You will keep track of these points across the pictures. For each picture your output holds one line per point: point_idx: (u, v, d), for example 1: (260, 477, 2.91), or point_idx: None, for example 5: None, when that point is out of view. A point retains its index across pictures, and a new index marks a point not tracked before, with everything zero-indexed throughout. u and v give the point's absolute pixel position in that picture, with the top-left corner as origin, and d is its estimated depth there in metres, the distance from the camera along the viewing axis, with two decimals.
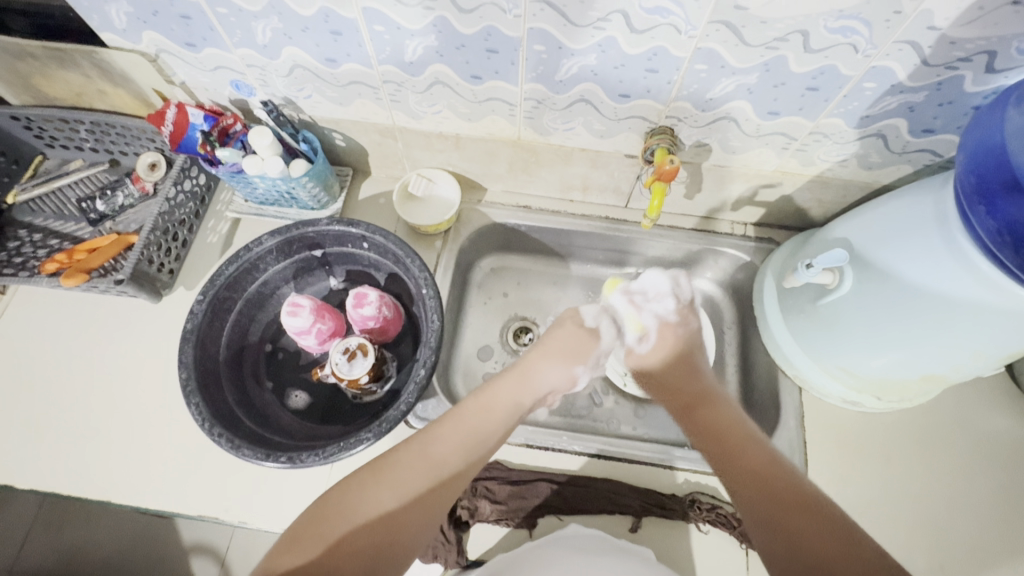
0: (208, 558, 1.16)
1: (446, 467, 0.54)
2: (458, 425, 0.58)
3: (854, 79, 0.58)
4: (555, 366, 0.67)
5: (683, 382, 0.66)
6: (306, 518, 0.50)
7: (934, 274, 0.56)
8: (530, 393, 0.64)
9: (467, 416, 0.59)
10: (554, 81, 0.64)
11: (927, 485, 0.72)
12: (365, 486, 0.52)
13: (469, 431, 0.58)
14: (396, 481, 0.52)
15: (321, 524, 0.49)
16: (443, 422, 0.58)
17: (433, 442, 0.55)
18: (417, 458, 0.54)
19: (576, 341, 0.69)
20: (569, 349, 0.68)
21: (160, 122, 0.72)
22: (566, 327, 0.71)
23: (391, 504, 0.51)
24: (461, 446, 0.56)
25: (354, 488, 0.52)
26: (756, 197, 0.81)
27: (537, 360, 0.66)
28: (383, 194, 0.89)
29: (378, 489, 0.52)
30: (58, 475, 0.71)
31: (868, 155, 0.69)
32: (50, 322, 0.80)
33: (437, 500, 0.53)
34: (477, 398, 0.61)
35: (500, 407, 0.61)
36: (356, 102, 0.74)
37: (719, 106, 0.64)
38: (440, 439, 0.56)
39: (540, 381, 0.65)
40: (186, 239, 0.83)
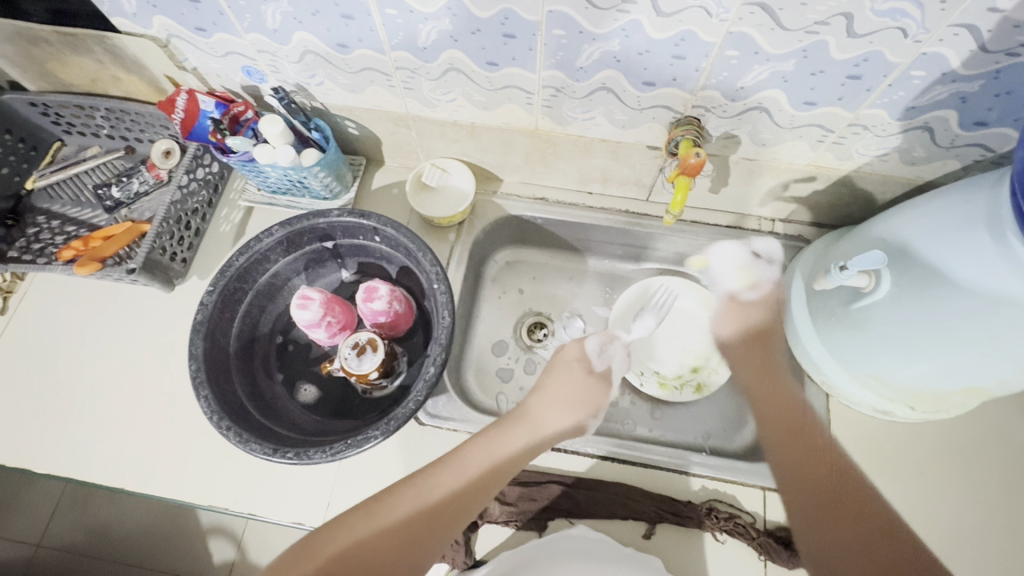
0: (225, 540, 1.18)
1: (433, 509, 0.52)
2: (456, 467, 0.55)
3: (901, 67, 0.53)
4: (559, 416, 0.64)
5: (760, 369, 0.71)
6: (292, 548, 0.50)
7: (981, 275, 0.52)
8: (535, 441, 0.61)
9: (463, 460, 0.56)
10: (574, 68, 0.61)
11: (962, 504, 0.68)
12: (353, 520, 0.51)
13: (463, 477, 0.55)
14: (381, 518, 0.51)
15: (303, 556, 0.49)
16: (441, 464, 0.56)
17: (424, 483, 0.54)
18: (409, 497, 0.53)
19: (583, 387, 0.67)
20: (575, 397, 0.66)
21: (169, 109, 0.69)
22: (572, 371, 0.68)
23: (370, 539, 0.50)
24: (454, 488, 0.54)
25: (340, 523, 0.51)
26: (786, 192, 0.77)
27: (542, 406, 0.64)
28: (397, 185, 0.87)
29: (363, 526, 0.50)
30: (73, 462, 0.72)
31: (911, 150, 0.64)
32: (67, 309, 0.81)
33: (421, 542, 0.51)
34: (479, 440, 0.58)
35: (500, 451, 0.58)
36: (368, 89, 0.71)
37: (750, 95, 0.60)
38: (435, 480, 0.54)
39: (545, 431, 0.62)
40: (199, 228, 0.82)
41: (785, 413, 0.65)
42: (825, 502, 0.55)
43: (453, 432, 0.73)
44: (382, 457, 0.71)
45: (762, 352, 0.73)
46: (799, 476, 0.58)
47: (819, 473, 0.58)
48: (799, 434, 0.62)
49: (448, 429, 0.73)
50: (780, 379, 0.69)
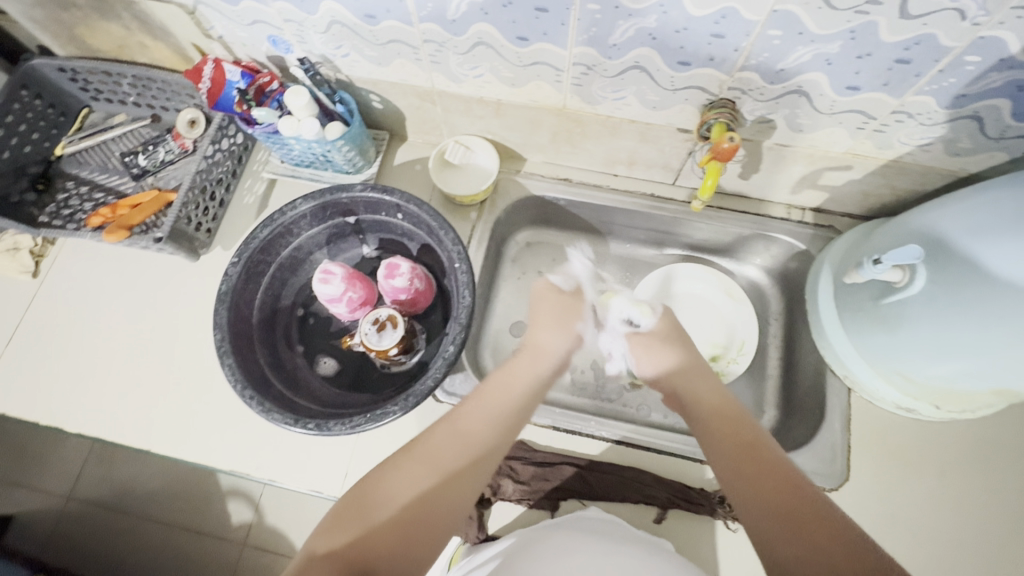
0: (243, 502, 1.22)
1: (472, 445, 0.53)
2: (480, 401, 0.57)
3: (955, 51, 0.50)
4: (556, 333, 0.69)
5: (695, 378, 0.63)
6: (336, 506, 0.47)
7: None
8: (546, 367, 0.65)
9: (486, 394, 0.58)
10: (606, 46, 0.59)
11: (982, 506, 0.67)
12: (394, 471, 0.49)
13: (492, 409, 0.56)
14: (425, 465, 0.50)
15: (359, 509, 0.46)
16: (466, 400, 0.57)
17: (460, 421, 0.54)
18: (448, 436, 0.53)
19: (562, 307, 0.72)
20: (560, 316, 0.71)
21: (197, 78, 0.70)
22: (549, 298, 0.73)
23: (426, 484, 0.49)
24: (485, 424, 0.55)
25: (379, 474, 0.49)
26: (819, 181, 0.75)
27: (538, 333, 0.69)
28: (420, 161, 0.87)
29: (405, 473, 0.49)
30: (102, 422, 0.74)
31: (957, 140, 0.61)
32: (95, 274, 0.83)
33: (476, 475, 0.52)
34: (495, 377, 0.61)
35: (517, 386, 0.60)
36: (395, 62, 0.70)
37: (790, 78, 0.58)
38: (468, 417, 0.55)
39: (552, 351, 0.67)
40: (224, 199, 0.83)
41: (723, 425, 0.55)
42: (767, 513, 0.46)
43: None
44: (398, 432, 0.73)
45: (695, 369, 0.64)
46: (740, 478, 0.50)
47: (764, 483, 0.48)
48: (740, 440, 0.53)
49: None
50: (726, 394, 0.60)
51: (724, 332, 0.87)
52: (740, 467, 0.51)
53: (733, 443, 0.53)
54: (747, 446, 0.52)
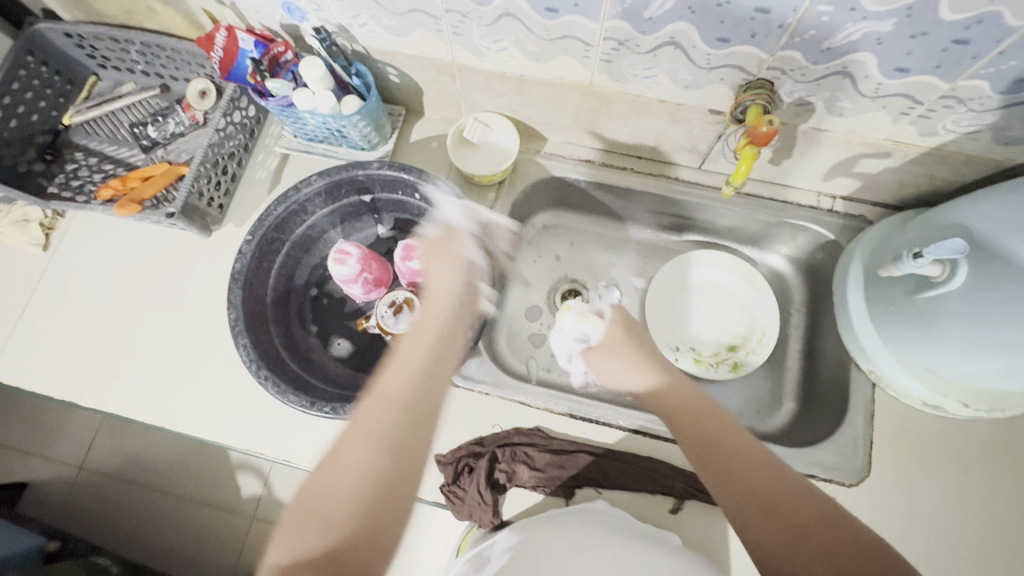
0: (253, 476, 1.23)
1: (408, 405, 0.51)
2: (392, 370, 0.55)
3: (1020, 32, 0.47)
4: (445, 266, 0.65)
5: (675, 387, 0.59)
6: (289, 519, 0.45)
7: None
8: (436, 306, 0.62)
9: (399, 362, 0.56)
10: (641, 19, 0.56)
11: (1004, 505, 0.66)
12: (333, 464, 0.47)
13: (410, 364, 0.55)
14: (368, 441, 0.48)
15: (315, 511, 0.45)
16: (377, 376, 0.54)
17: (380, 393, 0.52)
18: (374, 410, 0.50)
19: (445, 245, 0.66)
20: (439, 248, 0.66)
21: (209, 47, 0.67)
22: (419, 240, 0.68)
23: (368, 461, 0.47)
24: (415, 383, 0.54)
25: (320, 473, 0.47)
26: (854, 168, 0.72)
27: (433, 263, 0.65)
28: (437, 138, 0.84)
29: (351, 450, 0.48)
30: (116, 398, 0.74)
31: (1008, 128, 0.58)
32: (106, 248, 0.81)
33: (416, 431, 0.50)
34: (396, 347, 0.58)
35: (434, 342, 0.60)
36: (415, 33, 0.67)
37: (835, 58, 0.54)
38: (387, 385, 0.53)
39: (445, 279, 0.64)
40: (235, 173, 0.81)
41: (709, 430, 0.52)
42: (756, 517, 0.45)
43: (485, 396, 0.73)
44: None
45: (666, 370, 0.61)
46: (731, 485, 0.48)
47: (745, 487, 0.47)
48: (715, 441, 0.51)
49: (480, 392, 0.73)
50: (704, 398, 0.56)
51: (744, 322, 0.85)
52: (720, 472, 0.49)
53: (707, 443, 0.51)
54: (720, 446, 0.50)
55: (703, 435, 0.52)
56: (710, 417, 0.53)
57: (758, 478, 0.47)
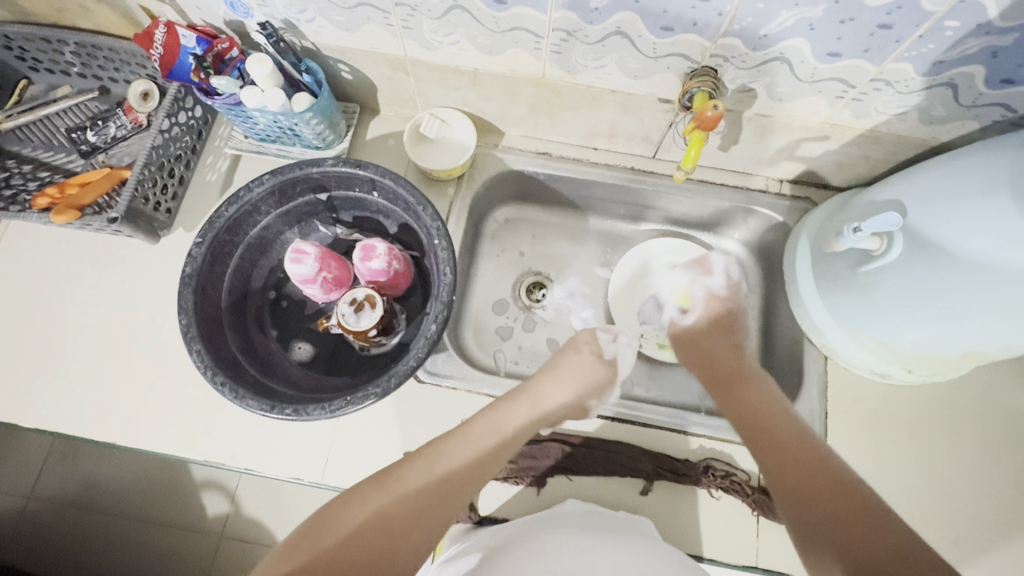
0: (219, 493, 1.17)
1: (389, 519, 0.48)
2: (458, 438, 0.56)
3: (935, 16, 0.50)
4: (565, 386, 0.66)
5: (728, 360, 0.70)
6: (314, 519, 0.48)
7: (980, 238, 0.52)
8: (539, 412, 0.63)
9: (439, 451, 0.54)
10: (587, 9, 0.57)
11: (950, 465, 0.69)
12: (363, 491, 0.50)
13: (452, 450, 0.54)
14: (395, 484, 0.50)
15: (338, 512, 0.48)
16: (449, 434, 0.56)
17: (400, 472, 0.52)
18: (420, 466, 0.52)
19: (591, 368, 0.70)
20: (581, 376, 0.68)
21: (148, 44, 0.66)
22: (581, 353, 0.71)
23: (378, 510, 0.48)
24: (429, 506, 0.50)
25: (363, 489, 0.50)
26: (797, 152, 0.75)
27: (546, 381, 0.66)
28: (393, 135, 0.83)
29: (381, 499, 0.49)
30: (63, 416, 0.70)
31: (932, 108, 0.62)
32: (44, 260, 0.77)
33: (422, 526, 0.49)
34: (483, 418, 0.59)
35: (475, 449, 0.55)
36: (364, 28, 0.66)
37: (772, 44, 0.57)
38: (410, 472, 0.52)
39: (549, 403, 0.64)
40: (183, 176, 0.78)
41: (761, 412, 0.61)
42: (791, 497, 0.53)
43: (453, 390, 0.73)
44: (378, 413, 0.71)
45: (729, 336, 0.74)
46: (774, 454, 0.57)
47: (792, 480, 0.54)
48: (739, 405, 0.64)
49: (447, 387, 0.73)
50: (774, 401, 0.63)
51: None
52: (763, 449, 0.58)
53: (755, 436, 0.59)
54: (767, 433, 0.59)
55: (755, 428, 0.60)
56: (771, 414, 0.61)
57: (798, 456, 0.55)
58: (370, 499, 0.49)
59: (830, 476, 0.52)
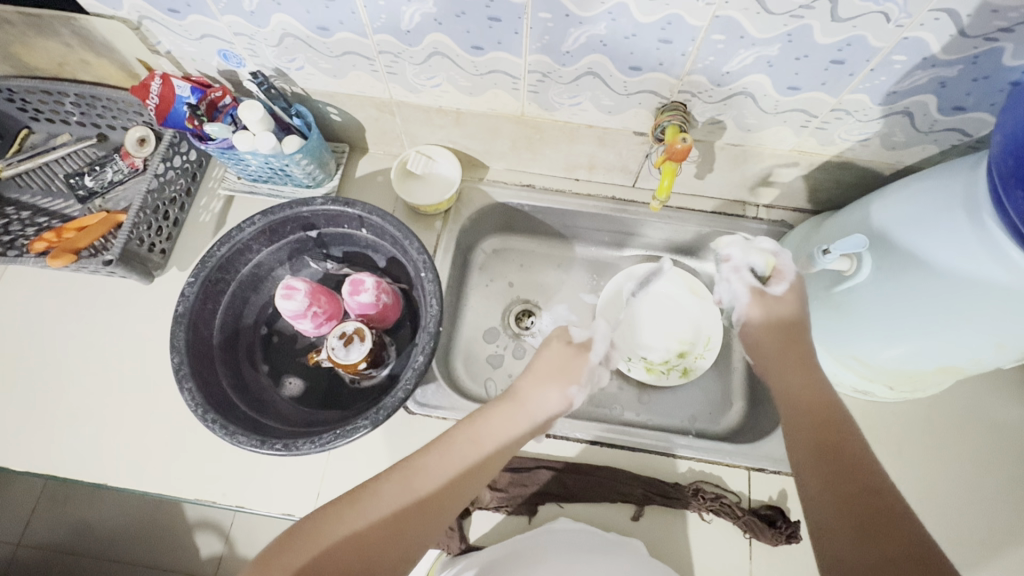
0: (213, 534, 1.16)
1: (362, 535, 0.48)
2: (441, 454, 0.54)
3: (883, 51, 0.54)
4: (546, 390, 0.62)
5: None
6: (293, 530, 0.49)
7: (943, 257, 0.54)
8: (525, 421, 0.60)
9: (420, 467, 0.53)
10: (559, 53, 0.61)
11: (940, 481, 0.70)
12: (342, 508, 0.50)
13: (433, 467, 0.53)
14: (373, 504, 0.50)
15: (316, 530, 0.48)
16: (431, 445, 0.55)
17: (378, 489, 0.51)
18: (398, 487, 0.51)
19: (563, 360, 0.64)
20: (556, 369, 0.63)
21: (144, 95, 0.69)
22: (553, 346, 0.66)
23: (356, 529, 0.49)
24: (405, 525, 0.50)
25: (340, 506, 0.50)
26: (770, 178, 0.78)
27: (531, 387, 0.62)
28: (382, 172, 0.86)
29: (357, 518, 0.49)
30: (55, 459, 0.70)
31: (892, 135, 0.66)
32: (40, 303, 0.79)
33: (400, 545, 0.49)
34: (466, 429, 0.57)
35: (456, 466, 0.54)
36: (351, 74, 0.70)
37: (735, 80, 0.60)
38: (388, 490, 0.51)
39: (533, 411, 0.60)
40: (178, 218, 0.81)
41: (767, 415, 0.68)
42: (843, 511, 0.44)
43: (443, 420, 0.73)
44: (368, 446, 0.71)
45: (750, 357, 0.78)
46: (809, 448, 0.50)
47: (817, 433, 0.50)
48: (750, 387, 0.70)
49: (437, 418, 0.73)
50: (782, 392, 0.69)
51: (688, 328, 0.85)
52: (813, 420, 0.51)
53: (808, 430, 0.51)
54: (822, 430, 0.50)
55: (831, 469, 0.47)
56: None
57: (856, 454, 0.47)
58: (347, 517, 0.49)
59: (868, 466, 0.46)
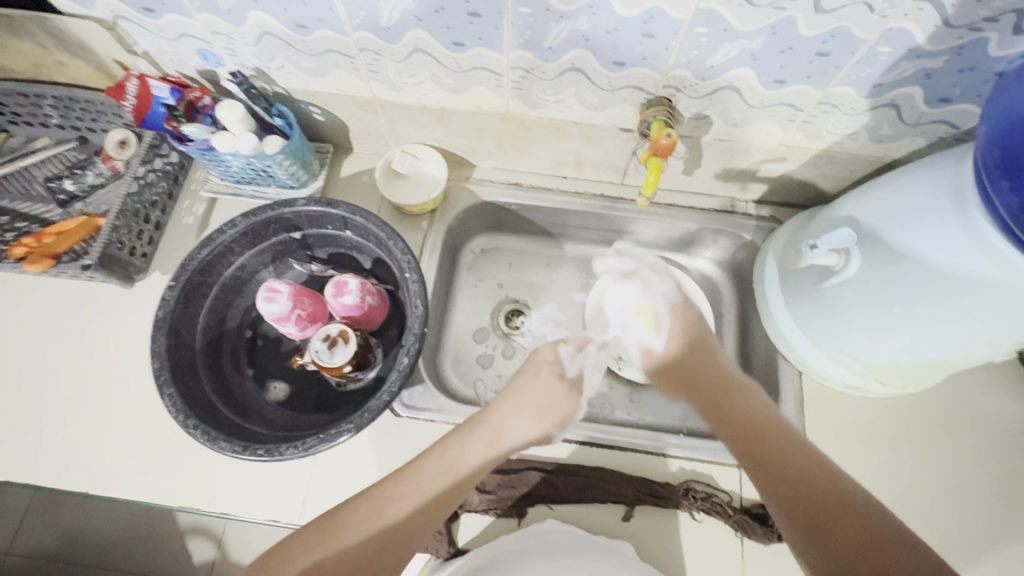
0: (205, 540, 1.14)
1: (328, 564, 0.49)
2: (412, 481, 0.54)
3: (868, 43, 0.53)
4: (527, 421, 0.62)
5: (707, 382, 0.65)
6: (265, 557, 0.51)
7: (931, 251, 0.53)
8: (501, 447, 0.59)
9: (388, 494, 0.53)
10: (542, 49, 0.60)
11: (931, 476, 0.69)
12: (309, 536, 0.51)
13: (403, 496, 0.53)
14: (339, 534, 0.50)
15: (283, 560, 0.49)
16: (402, 471, 0.55)
17: (345, 517, 0.51)
18: (366, 515, 0.52)
19: (551, 394, 0.64)
20: (545, 405, 0.64)
21: (120, 96, 0.67)
22: (542, 377, 0.65)
23: (321, 558, 0.49)
24: (374, 554, 0.50)
25: (308, 536, 0.51)
26: (759, 173, 0.77)
27: (508, 413, 0.61)
28: (367, 172, 0.85)
29: (322, 548, 0.50)
30: (35, 468, 0.69)
31: (879, 128, 0.65)
32: (20, 310, 0.77)
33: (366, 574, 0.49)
34: (438, 454, 0.56)
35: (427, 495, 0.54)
36: (332, 73, 0.69)
37: (720, 74, 0.60)
38: (355, 519, 0.51)
39: (511, 438, 0.60)
40: (159, 221, 0.79)
41: (735, 411, 0.61)
42: (806, 528, 0.51)
43: (430, 423, 0.72)
44: (355, 450, 0.70)
45: (702, 349, 0.67)
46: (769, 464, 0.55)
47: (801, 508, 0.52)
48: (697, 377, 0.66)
49: (425, 420, 0.72)
50: (733, 377, 0.64)
51: None
52: (753, 453, 0.58)
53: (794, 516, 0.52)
54: (763, 452, 0.57)
55: (756, 459, 0.57)
56: (766, 421, 0.59)
57: (796, 464, 0.54)
58: (313, 547, 0.50)
59: (849, 507, 0.50)
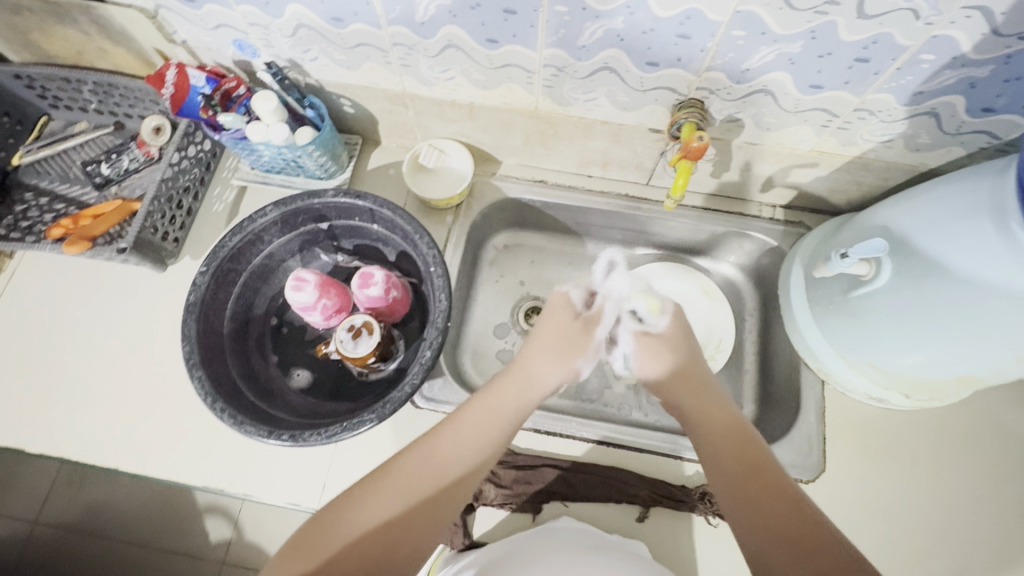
0: (222, 519, 1.18)
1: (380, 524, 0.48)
2: (451, 429, 0.55)
3: (911, 50, 0.52)
4: (550, 359, 0.64)
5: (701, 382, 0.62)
6: (302, 532, 0.49)
7: (968, 264, 0.52)
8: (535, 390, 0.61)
9: (428, 449, 0.54)
10: (575, 47, 0.60)
11: (953, 493, 0.68)
12: (354, 503, 0.49)
13: (444, 445, 0.54)
14: (384, 494, 0.50)
15: (322, 532, 0.48)
16: (438, 426, 0.56)
17: (390, 478, 0.51)
18: (410, 470, 0.52)
19: (568, 330, 0.67)
20: (565, 342, 0.65)
21: (159, 84, 0.69)
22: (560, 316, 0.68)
23: (369, 523, 0.48)
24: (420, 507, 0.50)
25: (347, 502, 0.50)
26: (789, 178, 0.76)
27: (531, 354, 0.64)
28: (394, 165, 0.86)
29: (368, 507, 0.49)
30: (69, 443, 0.71)
31: (917, 136, 0.64)
32: (57, 289, 0.80)
33: (415, 527, 0.49)
34: (471, 405, 0.58)
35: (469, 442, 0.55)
36: (365, 66, 0.70)
37: (754, 78, 0.59)
38: (402, 475, 0.52)
39: (537, 379, 0.62)
40: (191, 207, 0.81)
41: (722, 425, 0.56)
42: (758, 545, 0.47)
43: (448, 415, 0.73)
44: (374, 439, 0.72)
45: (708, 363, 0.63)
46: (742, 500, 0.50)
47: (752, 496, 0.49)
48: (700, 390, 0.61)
49: (443, 412, 0.73)
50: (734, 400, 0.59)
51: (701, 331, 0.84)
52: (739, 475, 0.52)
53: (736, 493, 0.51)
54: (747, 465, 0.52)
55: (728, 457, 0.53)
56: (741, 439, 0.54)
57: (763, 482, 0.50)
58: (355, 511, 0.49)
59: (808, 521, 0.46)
